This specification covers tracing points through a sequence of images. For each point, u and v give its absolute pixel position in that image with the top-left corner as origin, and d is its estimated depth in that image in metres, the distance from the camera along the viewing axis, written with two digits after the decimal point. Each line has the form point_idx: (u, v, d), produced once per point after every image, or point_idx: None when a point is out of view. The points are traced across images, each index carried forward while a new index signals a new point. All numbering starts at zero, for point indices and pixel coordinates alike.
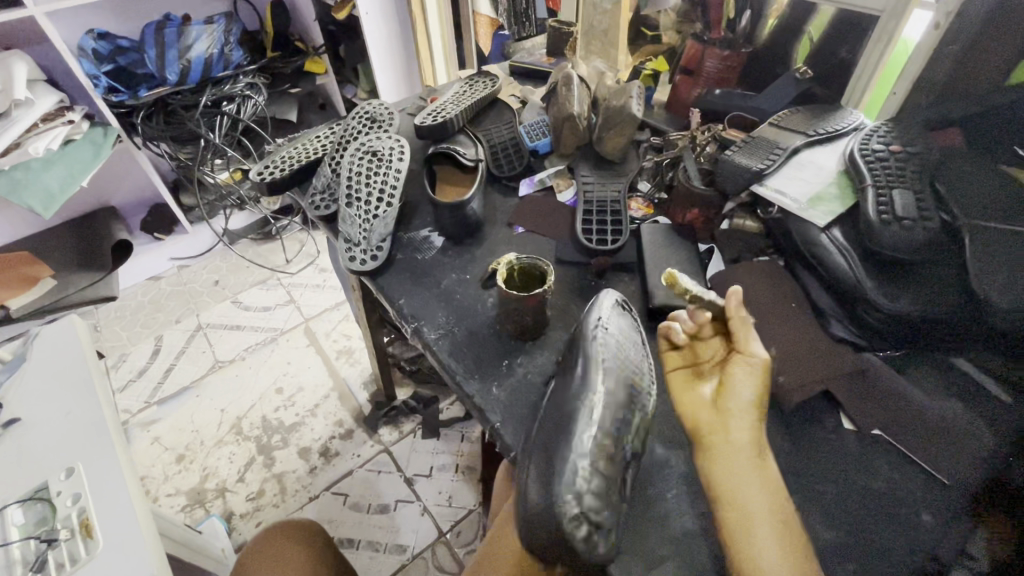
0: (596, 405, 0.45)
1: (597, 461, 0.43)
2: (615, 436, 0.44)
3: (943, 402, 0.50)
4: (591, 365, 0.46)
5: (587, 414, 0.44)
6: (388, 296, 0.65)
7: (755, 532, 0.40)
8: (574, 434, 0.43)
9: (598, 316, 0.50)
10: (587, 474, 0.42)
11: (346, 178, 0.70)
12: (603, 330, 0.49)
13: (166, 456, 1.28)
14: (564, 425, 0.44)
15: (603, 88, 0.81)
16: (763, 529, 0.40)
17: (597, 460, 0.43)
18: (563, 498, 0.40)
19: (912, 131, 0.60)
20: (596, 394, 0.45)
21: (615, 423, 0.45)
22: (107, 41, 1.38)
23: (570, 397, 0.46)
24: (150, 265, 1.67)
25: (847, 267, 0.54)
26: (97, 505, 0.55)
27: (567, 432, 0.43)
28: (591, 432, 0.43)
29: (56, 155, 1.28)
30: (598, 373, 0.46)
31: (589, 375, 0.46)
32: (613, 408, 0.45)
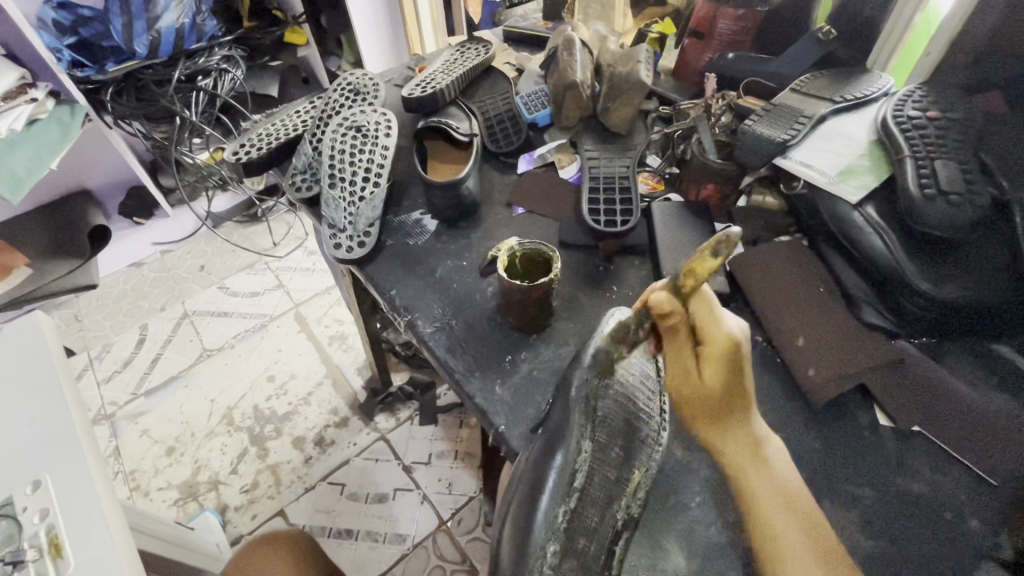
0: (578, 471, 0.37)
1: (573, 539, 0.35)
2: (601, 499, 0.37)
3: (985, 393, 0.46)
4: (580, 418, 0.39)
5: (565, 481, 0.36)
6: (378, 286, 0.60)
7: (768, 517, 0.39)
8: (546, 507, 0.35)
9: (595, 350, 0.42)
10: (558, 559, 0.34)
11: (329, 156, 0.64)
12: (597, 369, 0.41)
13: (155, 449, 1.24)
14: (537, 489, 0.36)
15: (606, 53, 0.74)
16: (778, 516, 0.39)
17: (575, 538, 0.35)
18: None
19: (950, 95, 0.55)
20: (580, 456, 0.37)
21: (597, 492, 0.37)
22: (68, 11, 1.25)
23: (547, 453, 0.38)
24: (131, 251, 1.60)
25: (884, 247, 0.49)
26: (68, 522, 0.50)
27: (536, 502, 0.35)
28: (564, 508, 0.35)
29: (21, 137, 1.19)
30: (585, 430, 0.38)
31: (575, 432, 0.38)
32: (597, 473, 0.38)
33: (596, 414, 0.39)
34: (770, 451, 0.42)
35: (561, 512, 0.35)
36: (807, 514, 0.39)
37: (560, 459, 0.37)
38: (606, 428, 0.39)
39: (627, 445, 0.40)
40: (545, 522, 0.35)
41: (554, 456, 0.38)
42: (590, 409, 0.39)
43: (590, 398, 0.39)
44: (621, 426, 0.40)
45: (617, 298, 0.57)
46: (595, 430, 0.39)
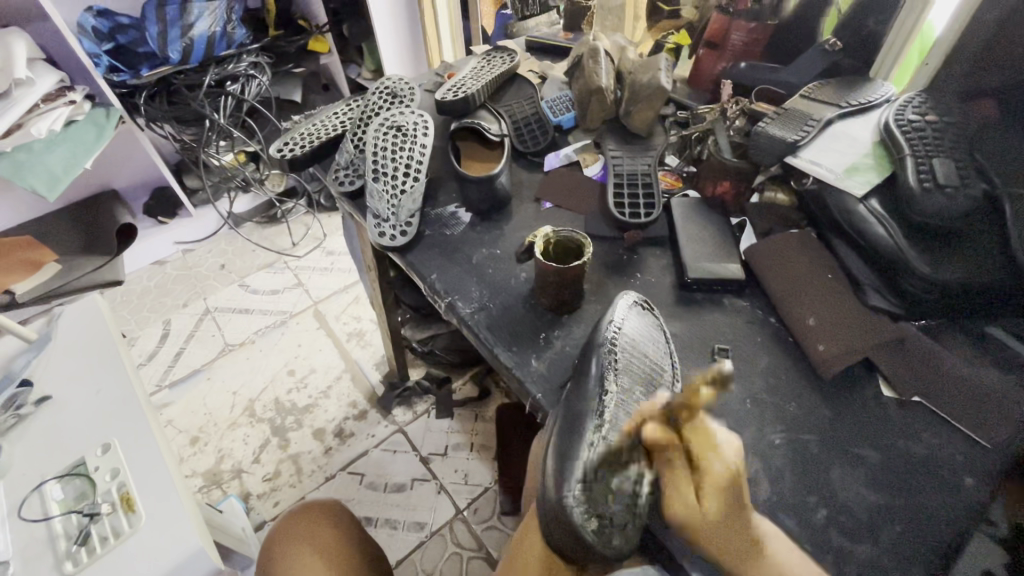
0: (607, 406, 0.45)
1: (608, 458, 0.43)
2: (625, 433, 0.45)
3: (981, 368, 0.50)
4: (605, 368, 0.47)
5: (597, 413, 0.45)
6: (418, 271, 0.65)
7: None
8: (585, 432, 0.44)
9: (612, 319, 0.50)
10: (596, 470, 0.43)
11: (372, 153, 0.69)
12: (615, 332, 0.49)
13: (180, 438, 1.29)
14: (578, 420, 0.45)
15: (627, 62, 0.80)
16: None
17: (609, 453, 0.43)
18: (569, 490, 0.41)
19: (948, 101, 0.60)
20: (608, 396, 0.46)
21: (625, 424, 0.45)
22: (106, 18, 1.36)
23: (580, 394, 0.46)
24: (156, 249, 1.66)
25: (886, 235, 0.54)
26: (137, 479, 0.55)
27: (578, 431, 0.44)
28: (599, 433, 0.44)
29: (59, 137, 1.26)
30: (610, 375, 0.47)
31: (600, 377, 0.47)
32: (623, 411, 0.46)
33: (617, 364, 0.48)
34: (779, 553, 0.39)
35: (596, 434, 0.44)
36: None
37: (593, 391, 0.46)
38: (627, 376, 0.48)
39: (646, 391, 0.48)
40: (586, 442, 0.43)
41: (588, 384, 0.47)
42: (609, 359, 0.48)
43: (607, 353, 0.48)
44: (641, 376, 0.48)
45: (640, 284, 0.61)
46: (617, 377, 0.47)
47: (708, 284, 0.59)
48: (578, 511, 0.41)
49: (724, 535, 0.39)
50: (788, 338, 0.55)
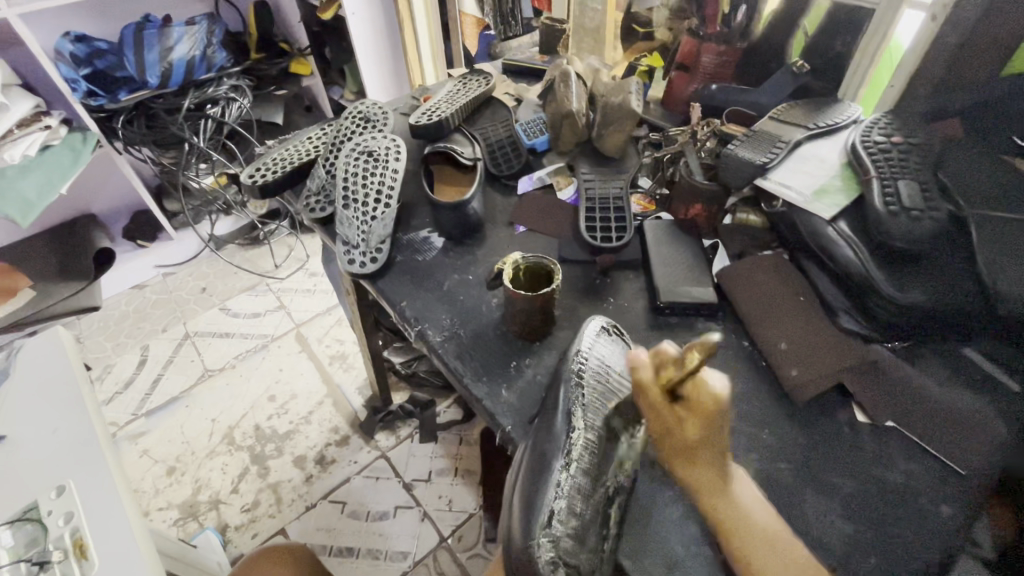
0: (574, 444, 0.44)
1: (574, 502, 0.42)
2: (590, 474, 0.43)
3: (954, 392, 0.50)
4: (571, 402, 0.46)
5: (565, 452, 0.43)
6: (389, 299, 0.64)
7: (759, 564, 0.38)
8: (552, 474, 0.42)
9: (578, 349, 0.50)
10: (564, 517, 0.41)
11: (343, 180, 0.68)
12: (581, 363, 0.49)
13: (156, 468, 1.25)
14: (544, 460, 0.43)
15: (599, 85, 0.80)
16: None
17: (574, 501, 0.42)
18: (536, 540, 0.39)
19: (912, 122, 0.61)
20: (575, 432, 0.45)
21: (591, 463, 0.44)
22: (84, 44, 1.33)
23: (548, 431, 0.45)
24: (135, 273, 1.63)
25: (854, 257, 0.55)
26: (92, 524, 0.53)
27: (545, 472, 0.42)
28: (566, 474, 0.42)
29: (34, 162, 1.23)
30: (577, 411, 0.46)
31: (567, 412, 0.46)
32: (592, 446, 0.45)
33: (584, 398, 0.47)
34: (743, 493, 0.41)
35: (562, 475, 0.42)
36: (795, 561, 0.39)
37: (561, 427, 0.45)
38: (594, 410, 0.47)
39: (610, 425, 0.47)
40: (554, 485, 0.42)
41: (555, 418, 0.46)
42: (574, 394, 0.47)
43: (572, 387, 0.47)
44: (608, 413, 0.47)
45: (613, 308, 0.61)
46: (585, 412, 0.46)
47: (682, 308, 0.59)
48: (545, 563, 0.39)
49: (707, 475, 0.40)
50: (760, 362, 0.55)
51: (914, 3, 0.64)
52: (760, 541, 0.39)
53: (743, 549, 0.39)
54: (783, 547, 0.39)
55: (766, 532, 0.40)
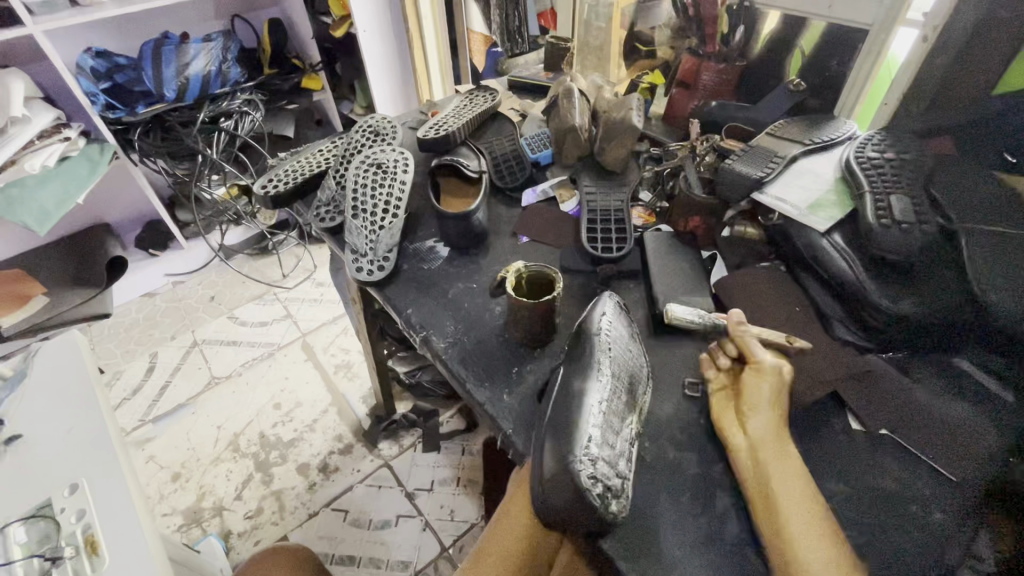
0: (606, 385, 0.47)
1: (605, 434, 0.45)
2: (614, 416, 0.47)
3: (948, 402, 0.51)
4: (601, 351, 0.49)
5: (597, 392, 0.46)
6: (395, 306, 0.65)
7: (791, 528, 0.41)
8: (587, 407, 0.45)
9: (599, 311, 0.52)
10: (597, 445, 0.44)
11: (353, 191, 0.71)
12: (608, 322, 0.51)
13: (161, 474, 1.26)
14: (580, 397, 0.46)
15: (602, 101, 0.83)
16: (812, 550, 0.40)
17: (605, 432, 0.45)
18: (577, 458, 0.42)
19: (905, 139, 0.63)
20: (605, 376, 0.47)
21: (616, 404, 0.47)
22: (105, 59, 1.38)
23: (579, 371, 0.48)
24: (146, 282, 1.66)
25: (848, 269, 0.56)
26: (103, 521, 0.54)
27: (580, 406, 0.45)
28: (600, 407, 0.45)
29: (53, 172, 1.27)
30: (607, 359, 0.48)
31: (598, 360, 0.48)
32: (616, 391, 0.48)
33: (612, 349, 0.49)
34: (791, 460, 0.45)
35: (596, 411, 0.45)
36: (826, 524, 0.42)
37: (593, 371, 0.47)
38: (620, 360, 0.49)
39: (630, 377, 0.50)
40: (590, 415, 0.45)
41: (581, 361, 0.49)
42: (604, 345, 0.49)
43: (602, 339, 0.49)
44: (627, 366, 0.50)
45: None
46: (612, 361, 0.49)
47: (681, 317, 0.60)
48: (584, 477, 0.41)
49: (762, 442, 0.47)
50: None
51: (909, 20, 0.66)
52: (798, 506, 0.42)
53: (778, 515, 0.42)
54: (813, 512, 0.42)
55: (804, 495, 0.43)
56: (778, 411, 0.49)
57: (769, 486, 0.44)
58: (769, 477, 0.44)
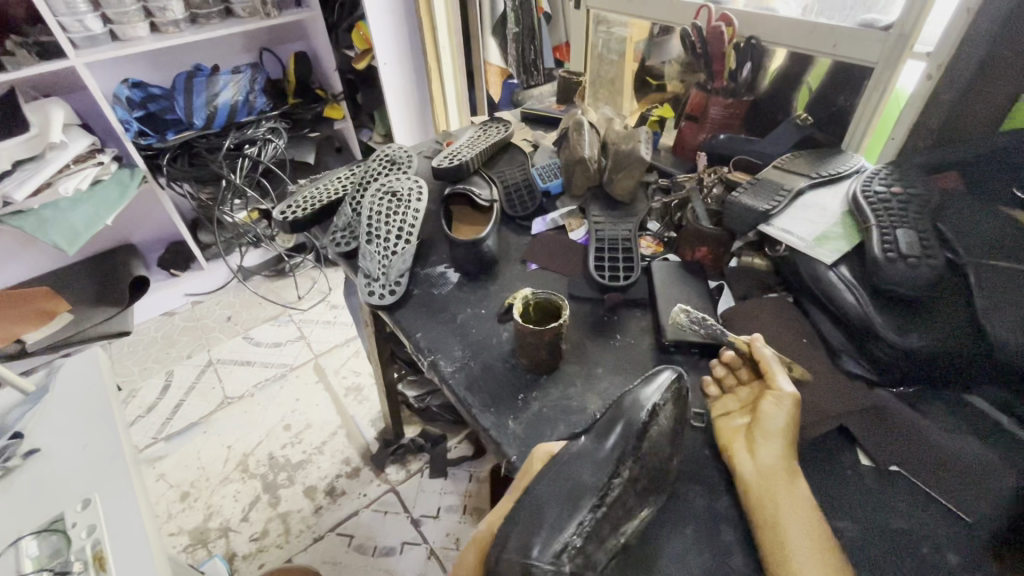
0: (611, 491, 0.43)
1: (586, 544, 0.41)
2: (609, 525, 0.42)
3: (961, 439, 0.50)
4: (625, 454, 0.44)
5: (597, 494, 0.43)
6: (405, 330, 0.66)
7: (794, 558, 0.41)
8: (580, 511, 0.42)
9: (647, 403, 0.47)
10: (573, 551, 0.40)
11: (367, 217, 0.73)
12: (648, 415, 0.46)
13: (170, 493, 1.27)
14: (576, 498, 0.43)
15: (612, 133, 0.85)
16: None
17: (588, 544, 0.41)
18: (540, 560, 0.40)
19: (914, 173, 0.63)
20: (614, 481, 0.43)
21: (617, 517, 0.43)
22: (141, 89, 1.46)
23: (593, 470, 0.44)
24: (166, 301, 1.70)
25: (855, 302, 0.56)
26: (112, 538, 0.55)
27: (574, 510, 0.42)
28: (592, 515, 0.42)
29: (85, 195, 1.33)
30: (627, 464, 0.44)
31: (618, 463, 0.44)
32: (623, 500, 0.43)
33: (639, 452, 0.45)
34: (799, 493, 0.45)
35: (587, 518, 0.42)
36: (830, 560, 0.41)
37: (603, 473, 0.44)
38: (642, 467, 0.45)
39: (649, 484, 0.45)
40: (575, 522, 0.41)
41: (601, 451, 0.45)
42: (633, 444, 0.45)
43: (635, 440, 0.45)
44: (654, 468, 0.46)
45: (620, 345, 0.62)
46: (633, 466, 0.44)
47: (687, 346, 0.60)
48: None
49: (772, 473, 0.46)
50: None
51: (917, 52, 0.68)
52: (802, 537, 0.42)
53: (783, 544, 0.42)
54: (816, 544, 0.42)
55: (809, 527, 0.43)
56: (788, 441, 0.48)
57: (778, 518, 0.44)
58: (779, 508, 0.44)
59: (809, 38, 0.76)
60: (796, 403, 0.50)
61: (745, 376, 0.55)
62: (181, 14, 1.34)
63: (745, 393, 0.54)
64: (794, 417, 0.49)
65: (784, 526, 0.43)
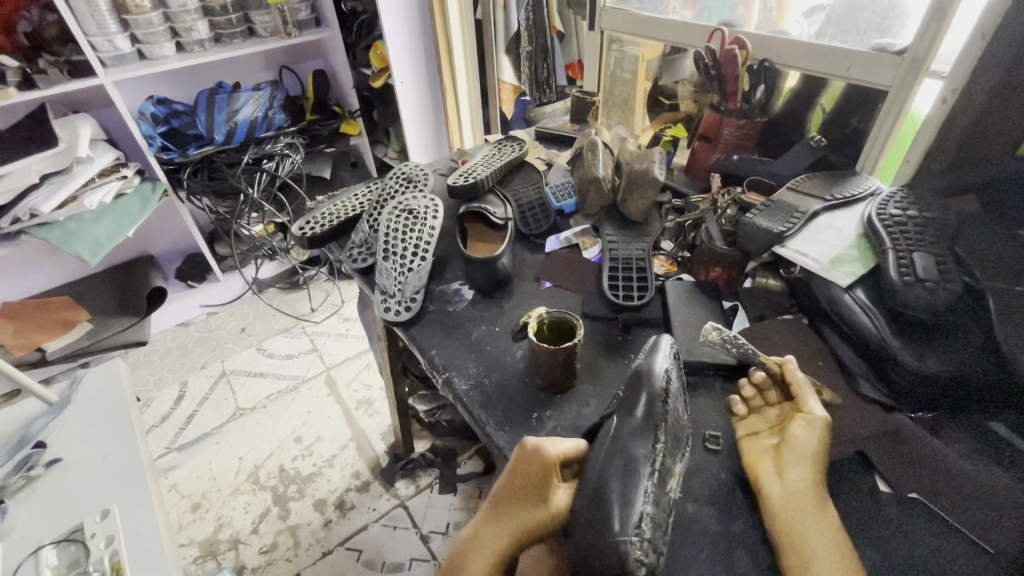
0: (659, 451, 0.45)
1: (655, 506, 0.43)
2: (664, 481, 0.45)
3: (981, 465, 0.49)
4: (655, 417, 0.46)
5: (650, 461, 0.44)
6: (420, 346, 0.67)
7: None
8: (640, 478, 0.43)
9: (659, 367, 0.49)
10: (648, 519, 0.41)
11: (385, 235, 0.74)
12: (667, 379, 0.49)
13: (182, 503, 1.28)
14: (632, 468, 0.43)
15: (625, 152, 0.86)
16: None
17: (656, 505, 0.43)
18: (626, 534, 0.40)
19: (929, 199, 0.64)
20: (658, 443, 0.45)
21: (666, 471, 0.45)
22: (165, 106, 1.49)
23: (639, 438, 0.45)
24: (182, 312, 1.73)
25: (872, 326, 0.56)
26: (129, 549, 0.60)
27: (633, 479, 0.43)
28: (652, 481, 0.43)
29: (108, 208, 1.36)
30: (661, 425, 0.46)
31: (653, 428, 0.45)
32: (666, 458, 0.45)
33: (667, 414, 0.47)
34: (833, 522, 0.45)
35: (649, 482, 0.43)
36: None
37: (646, 443, 0.44)
38: (672, 427, 0.47)
39: (676, 437, 0.48)
40: (643, 490, 0.42)
41: (634, 415, 0.46)
42: (662, 408, 0.47)
43: (660, 401, 0.47)
44: (678, 427, 0.49)
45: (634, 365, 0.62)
46: (666, 428, 0.46)
47: (703, 367, 0.60)
48: (634, 559, 0.39)
49: (798, 496, 0.46)
50: None
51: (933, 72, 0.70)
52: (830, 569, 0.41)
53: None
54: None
55: (840, 558, 0.42)
56: (819, 467, 0.48)
57: (804, 543, 0.43)
58: (806, 536, 0.44)
59: (823, 60, 0.77)
60: (828, 426, 0.50)
61: (774, 398, 0.55)
62: (206, 34, 1.39)
63: (773, 414, 0.54)
64: (825, 441, 0.49)
65: (813, 557, 0.42)
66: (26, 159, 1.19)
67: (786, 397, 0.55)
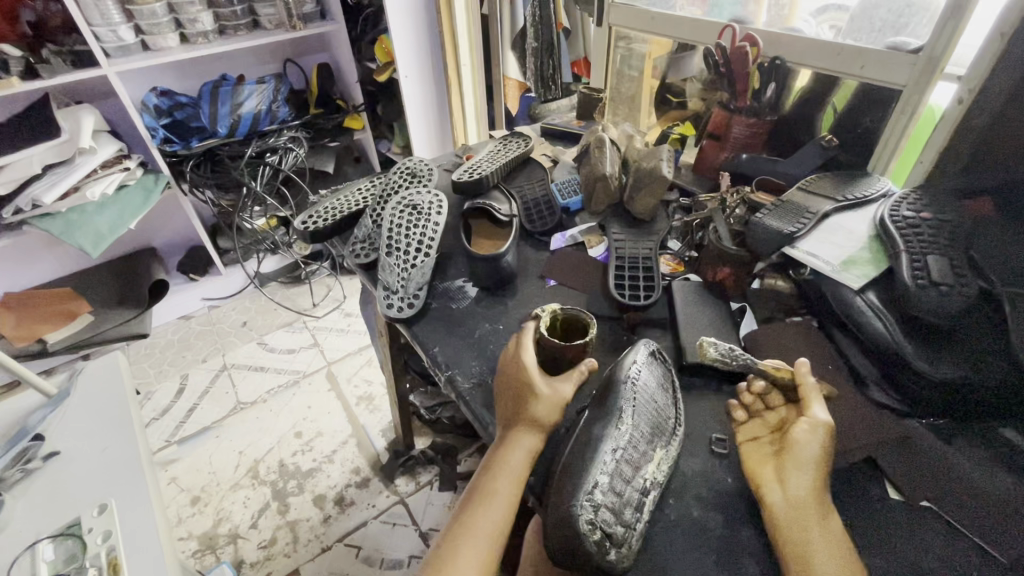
0: (623, 434, 0.46)
1: (613, 483, 0.44)
2: (630, 466, 0.46)
3: (992, 474, 0.49)
4: (623, 405, 0.48)
5: (612, 440, 0.46)
6: (422, 344, 0.66)
7: None
8: (600, 454, 0.45)
9: (630, 361, 0.52)
10: (604, 492, 0.43)
11: (388, 230, 0.73)
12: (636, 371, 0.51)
13: (181, 497, 1.27)
14: (592, 447, 0.45)
15: (632, 150, 0.85)
16: None
17: (615, 481, 0.44)
18: (577, 501, 0.42)
19: (944, 201, 0.62)
20: (621, 427, 0.47)
21: (632, 457, 0.46)
22: (168, 98, 1.47)
23: (600, 418, 0.47)
24: (183, 304, 1.73)
25: (884, 329, 0.55)
26: (126, 546, 0.59)
27: (592, 457, 0.45)
28: (613, 457, 0.45)
29: (110, 200, 1.35)
30: (627, 411, 0.48)
31: (619, 415, 0.47)
32: (634, 442, 0.47)
33: (636, 401, 0.49)
34: (833, 529, 0.43)
35: (607, 459, 0.45)
36: None
37: (609, 425, 0.47)
38: (643, 416, 0.49)
39: (653, 428, 0.49)
40: (599, 464, 0.44)
41: (603, 405, 0.49)
42: (630, 398, 0.49)
43: (631, 392, 0.49)
44: (653, 419, 0.50)
45: None
46: (634, 414, 0.48)
47: (709, 370, 0.59)
48: (583, 521, 0.41)
49: (804, 504, 0.44)
50: None
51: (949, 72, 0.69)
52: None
53: None
54: None
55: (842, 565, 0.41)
56: (823, 472, 0.46)
57: (810, 554, 0.41)
58: (808, 543, 0.42)
59: (837, 58, 0.76)
60: (831, 432, 0.48)
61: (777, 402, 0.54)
62: (210, 25, 1.38)
63: (776, 418, 0.52)
64: (829, 445, 0.47)
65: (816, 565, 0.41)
66: (28, 152, 1.17)
67: (792, 400, 0.54)
